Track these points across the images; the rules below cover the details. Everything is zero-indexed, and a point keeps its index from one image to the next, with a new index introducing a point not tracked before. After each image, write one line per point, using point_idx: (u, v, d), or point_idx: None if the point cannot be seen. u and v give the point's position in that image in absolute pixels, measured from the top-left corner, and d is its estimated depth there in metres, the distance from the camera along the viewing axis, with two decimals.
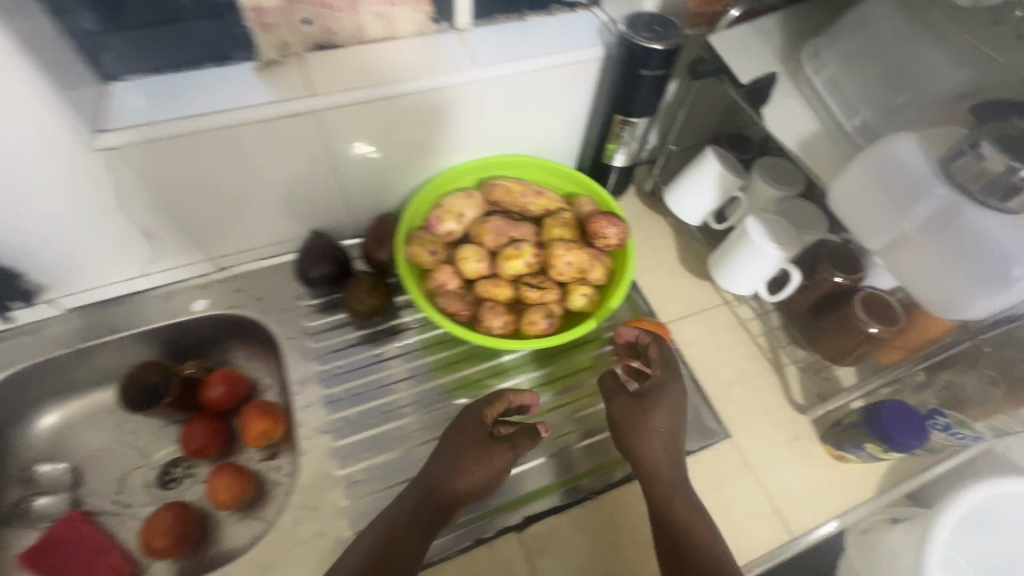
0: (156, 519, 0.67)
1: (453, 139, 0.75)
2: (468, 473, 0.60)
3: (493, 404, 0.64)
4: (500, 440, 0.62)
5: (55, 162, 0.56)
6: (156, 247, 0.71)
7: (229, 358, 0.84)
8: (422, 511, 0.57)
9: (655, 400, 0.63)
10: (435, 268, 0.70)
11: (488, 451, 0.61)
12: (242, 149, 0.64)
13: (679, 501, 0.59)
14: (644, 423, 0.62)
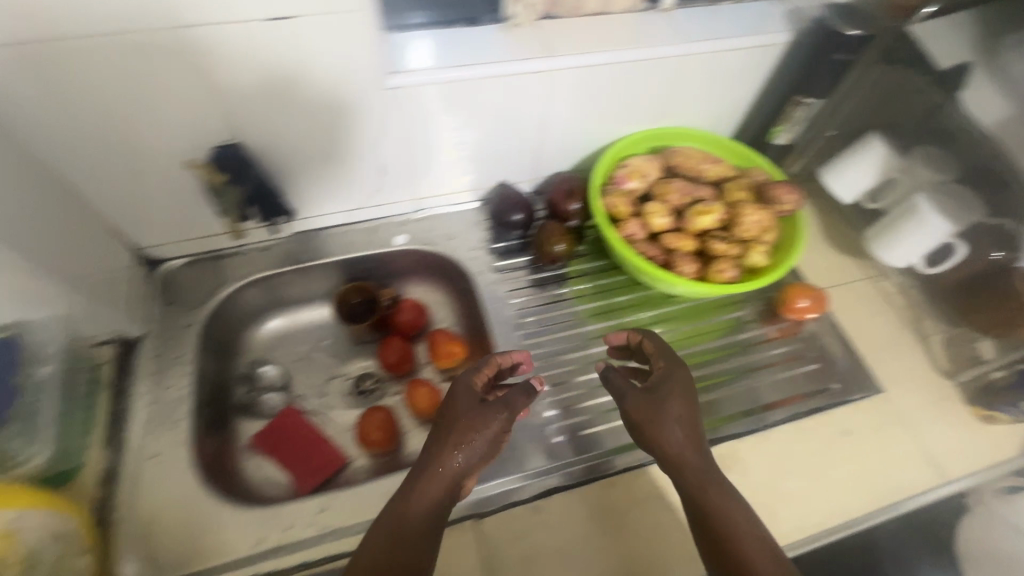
0: (368, 416, 0.78)
1: (642, 108, 0.84)
2: (468, 450, 0.55)
3: (478, 373, 0.63)
4: (488, 406, 0.57)
5: (351, 93, 0.68)
6: (383, 183, 0.82)
7: (410, 292, 0.94)
8: (429, 492, 0.53)
9: (666, 387, 0.60)
10: (626, 218, 0.78)
11: (482, 420, 0.56)
12: (484, 99, 0.74)
13: (721, 497, 0.55)
14: (661, 414, 0.58)
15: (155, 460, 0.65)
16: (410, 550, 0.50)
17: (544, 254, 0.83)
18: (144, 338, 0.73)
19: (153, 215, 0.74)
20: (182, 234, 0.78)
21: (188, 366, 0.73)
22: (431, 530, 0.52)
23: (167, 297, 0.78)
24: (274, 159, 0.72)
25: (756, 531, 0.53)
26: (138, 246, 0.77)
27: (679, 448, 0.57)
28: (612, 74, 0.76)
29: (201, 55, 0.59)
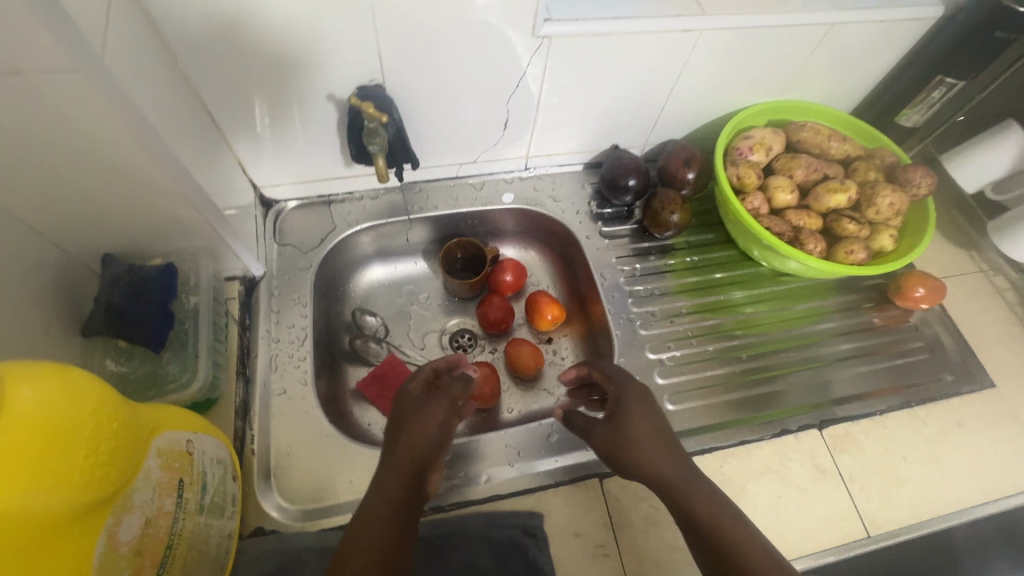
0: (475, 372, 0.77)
1: (772, 78, 0.81)
2: (411, 439, 0.57)
3: (416, 377, 0.65)
4: (434, 400, 0.61)
5: (497, 39, 0.64)
6: (499, 137, 0.80)
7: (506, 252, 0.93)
8: (392, 483, 0.53)
9: (625, 407, 0.59)
10: (750, 190, 0.77)
11: (420, 421, 0.58)
12: (625, 55, 0.70)
13: (701, 494, 0.52)
14: (626, 432, 0.57)
15: (283, 397, 0.66)
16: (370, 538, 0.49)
17: (658, 223, 0.81)
18: (265, 277, 0.73)
19: (277, 153, 0.72)
20: (299, 176, 0.77)
21: (306, 308, 0.73)
22: (383, 515, 0.51)
23: (283, 239, 0.78)
24: (405, 104, 0.70)
25: (733, 518, 0.51)
26: (256, 184, 0.76)
27: (653, 459, 0.56)
28: (759, 38, 0.73)
29: None
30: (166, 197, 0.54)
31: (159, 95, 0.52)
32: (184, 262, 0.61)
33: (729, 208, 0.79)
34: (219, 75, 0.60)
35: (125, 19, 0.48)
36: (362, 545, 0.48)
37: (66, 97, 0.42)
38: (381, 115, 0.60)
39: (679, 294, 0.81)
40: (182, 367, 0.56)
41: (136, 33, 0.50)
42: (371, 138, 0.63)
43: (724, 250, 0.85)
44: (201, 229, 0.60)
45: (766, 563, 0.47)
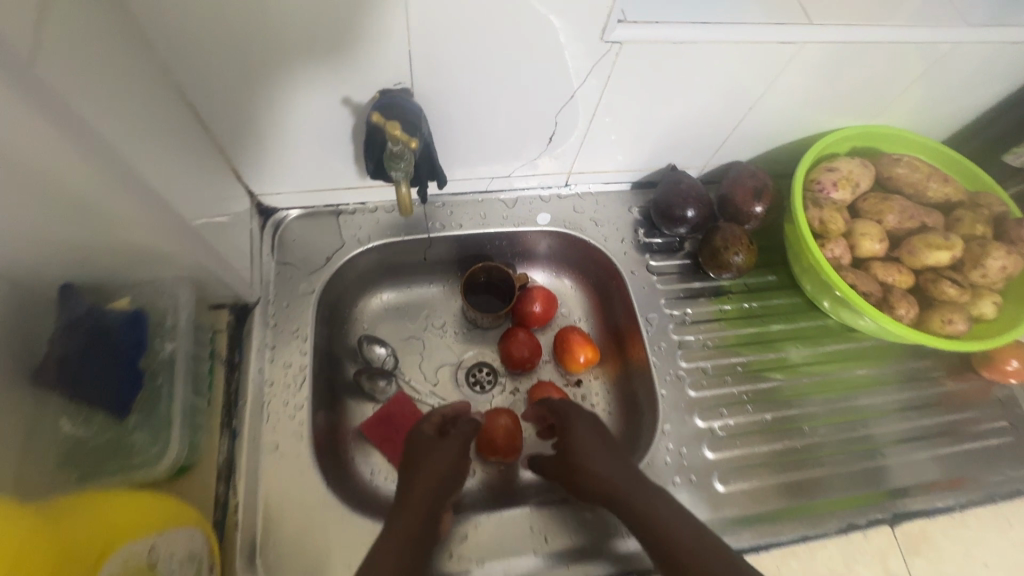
0: (500, 425, 0.66)
1: (868, 100, 0.68)
2: (421, 478, 0.54)
3: (431, 420, 0.60)
4: (446, 440, 0.58)
5: (555, 42, 0.52)
6: (541, 151, 0.68)
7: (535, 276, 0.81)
8: (407, 522, 0.50)
9: (570, 428, 0.58)
10: (833, 237, 0.66)
11: (433, 456, 0.56)
12: (705, 69, 0.58)
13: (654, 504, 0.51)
14: (578, 454, 0.56)
15: (276, 454, 0.57)
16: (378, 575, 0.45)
17: (717, 263, 0.70)
18: (260, 303, 0.63)
19: (279, 159, 0.61)
20: (304, 185, 0.66)
21: (306, 344, 0.62)
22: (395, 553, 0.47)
23: (281, 257, 0.67)
24: (434, 111, 0.58)
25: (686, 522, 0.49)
26: (253, 191, 0.65)
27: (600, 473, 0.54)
28: (868, 56, 0.60)
29: None
30: (136, 227, 0.44)
31: (127, 98, 0.41)
32: (158, 300, 0.51)
33: (803, 253, 0.68)
34: (208, 69, 0.48)
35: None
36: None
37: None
38: (410, 141, 0.49)
39: (734, 347, 0.70)
40: (151, 437, 0.48)
41: (95, 17, 0.38)
42: (394, 164, 0.52)
43: (787, 296, 0.74)
44: (179, 256, 0.49)
45: (725, 566, 0.45)
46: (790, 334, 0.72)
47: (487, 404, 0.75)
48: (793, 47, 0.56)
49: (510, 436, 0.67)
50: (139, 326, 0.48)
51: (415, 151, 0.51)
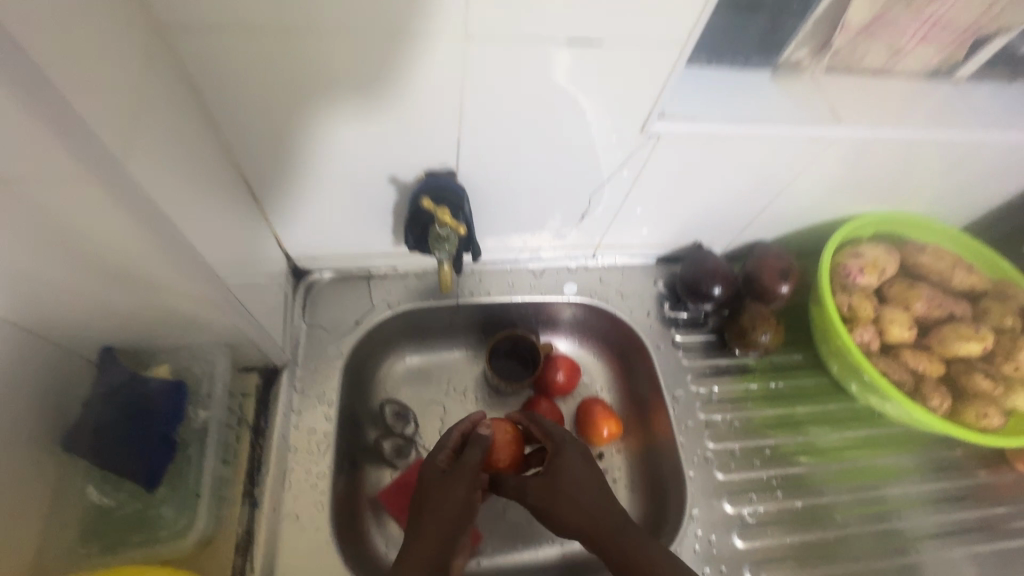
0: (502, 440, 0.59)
1: (893, 189, 0.70)
2: (432, 528, 0.50)
3: (443, 446, 0.57)
4: (457, 471, 0.54)
5: (595, 130, 0.55)
6: (572, 226, 0.70)
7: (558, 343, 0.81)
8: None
9: (558, 470, 0.55)
10: (862, 321, 0.66)
11: (442, 492, 0.52)
12: (737, 158, 0.60)
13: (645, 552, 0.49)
14: (560, 489, 0.54)
15: (295, 527, 0.55)
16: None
17: (744, 341, 0.71)
18: (288, 366, 0.63)
19: (320, 227, 0.63)
20: (340, 251, 0.67)
21: (330, 411, 0.62)
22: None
23: (311, 319, 0.68)
24: (475, 188, 0.60)
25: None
26: (290, 255, 0.66)
27: (590, 512, 0.52)
28: (891, 151, 0.63)
29: (464, 70, 0.46)
30: (183, 297, 0.45)
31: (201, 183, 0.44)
32: (195, 365, 0.52)
33: (832, 337, 0.67)
34: (267, 148, 0.51)
35: (163, 91, 0.39)
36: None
37: (71, 206, 0.34)
38: (458, 225, 0.54)
39: (763, 429, 0.69)
40: (176, 511, 0.47)
41: (176, 109, 0.41)
42: (439, 245, 0.56)
43: (814, 375, 0.74)
44: (221, 323, 0.50)
45: None
46: (818, 416, 0.71)
47: None
48: (821, 142, 0.58)
49: (511, 449, 0.59)
50: (178, 396, 0.48)
51: (460, 236, 0.56)
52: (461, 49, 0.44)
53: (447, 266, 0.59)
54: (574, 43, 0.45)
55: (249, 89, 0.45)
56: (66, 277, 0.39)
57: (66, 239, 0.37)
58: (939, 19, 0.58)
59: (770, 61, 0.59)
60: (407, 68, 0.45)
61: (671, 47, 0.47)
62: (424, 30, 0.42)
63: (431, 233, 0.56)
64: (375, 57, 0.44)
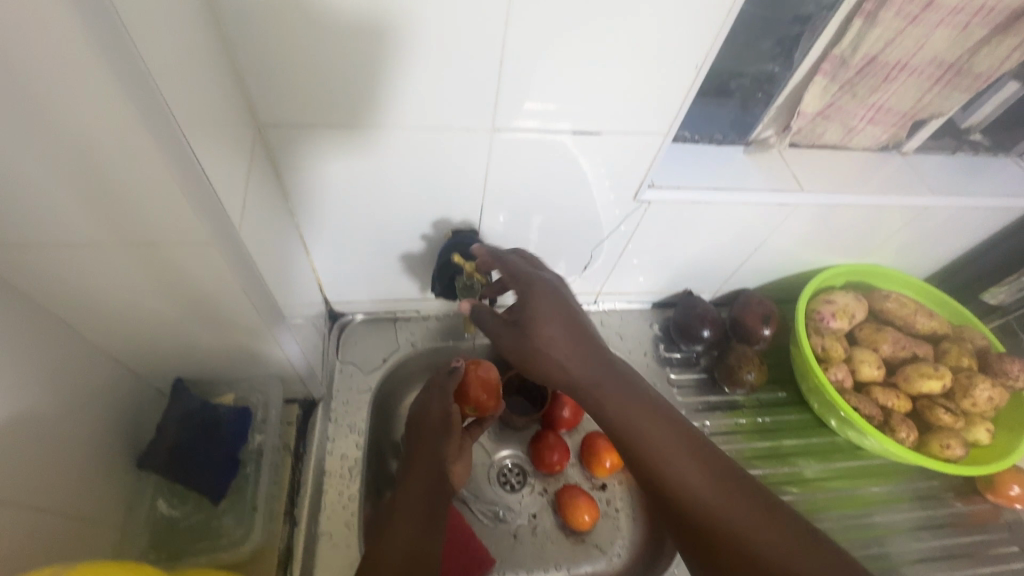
0: (470, 377, 0.72)
1: (859, 244, 0.80)
2: (425, 448, 0.66)
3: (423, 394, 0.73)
4: (429, 409, 0.69)
5: (596, 194, 0.65)
6: (576, 275, 0.79)
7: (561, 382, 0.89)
8: (415, 485, 0.62)
9: (529, 307, 0.56)
10: (835, 361, 0.74)
11: (421, 427, 0.68)
12: (717, 218, 0.70)
13: (631, 402, 0.56)
14: (531, 342, 0.56)
15: (328, 545, 0.61)
16: (401, 518, 0.58)
17: (732, 379, 0.78)
18: (323, 400, 0.70)
19: (356, 276, 0.72)
20: (372, 296, 0.76)
21: (360, 439, 0.69)
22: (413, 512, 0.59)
23: (344, 356, 0.75)
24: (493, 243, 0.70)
25: (671, 426, 0.55)
26: (327, 299, 0.75)
27: (580, 372, 0.56)
28: (851, 212, 0.73)
29: (489, 150, 0.57)
30: (254, 337, 0.53)
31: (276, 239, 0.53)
32: (252, 394, 0.60)
33: (809, 375, 0.75)
34: (320, 210, 0.61)
35: (259, 171, 0.49)
36: (396, 524, 0.58)
37: (190, 262, 0.41)
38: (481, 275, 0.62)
39: (753, 460, 0.76)
40: (236, 522, 0.54)
41: (265, 186, 0.51)
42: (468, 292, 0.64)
43: (797, 411, 0.81)
44: (276, 358, 0.58)
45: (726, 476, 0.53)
46: (803, 449, 0.78)
47: (518, 503, 0.79)
48: (788, 206, 0.69)
49: (482, 383, 0.71)
50: (245, 420, 0.55)
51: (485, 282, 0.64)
52: (488, 137, 0.56)
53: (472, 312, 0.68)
54: (577, 132, 0.57)
55: (318, 167, 0.55)
56: (166, 319, 0.48)
57: (176, 290, 0.44)
58: (881, 106, 0.67)
59: (744, 138, 0.70)
60: (444, 151, 0.56)
61: (654, 139, 0.59)
62: (460, 122, 0.54)
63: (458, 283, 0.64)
64: (419, 142, 0.55)
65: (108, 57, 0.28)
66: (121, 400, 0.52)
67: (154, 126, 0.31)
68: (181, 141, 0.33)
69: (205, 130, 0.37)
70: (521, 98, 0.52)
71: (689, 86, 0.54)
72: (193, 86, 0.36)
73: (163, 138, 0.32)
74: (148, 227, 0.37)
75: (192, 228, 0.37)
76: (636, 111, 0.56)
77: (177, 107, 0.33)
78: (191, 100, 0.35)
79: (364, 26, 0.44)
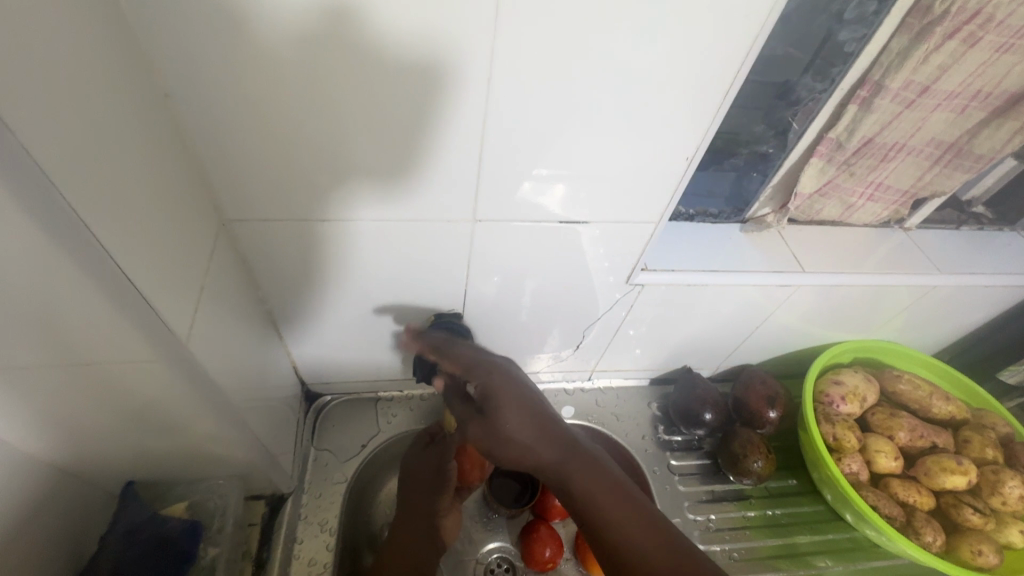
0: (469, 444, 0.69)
1: (867, 320, 0.76)
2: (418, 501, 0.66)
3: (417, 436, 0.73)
4: (427, 451, 0.70)
5: (586, 274, 0.62)
6: (570, 352, 0.75)
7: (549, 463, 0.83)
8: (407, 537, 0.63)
9: (495, 398, 0.54)
10: (849, 452, 0.68)
11: (413, 475, 0.68)
12: (716, 299, 0.67)
13: (582, 471, 0.52)
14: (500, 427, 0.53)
15: None
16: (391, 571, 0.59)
17: (739, 468, 0.72)
18: (293, 493, 0.64)
19: (335, 358, 0.68)
20: (352, 377, 0.72)
21: (331, 540, 0.63)
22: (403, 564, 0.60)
23: (319, 443, 0.70)
24: (480, 322, 0.67)
25: (614, 489, 0.51)
26: (304, 380, 0.71)
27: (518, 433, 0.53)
28: (856, 290, 0.69)
29: (472, 237, 0.55)
30: (207, 440, 0.49)
31: (241, 336, 0.50)
32: (208, 500, 0.56)
33: (820, 466, 0.70)
34: (294, 295, 0.57)
35: (222, 269, 0.47)
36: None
37: (131, 378, 0.39)
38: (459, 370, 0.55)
39: (764, 561, 0.70)
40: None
41: (232, 282, 0.49)
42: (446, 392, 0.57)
43: (811, 503, 0.75)
44: (237, 458, 0.53)
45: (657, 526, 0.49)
46: (817, 546, 0.71)
47: None
48: (789, 287, 0.65)
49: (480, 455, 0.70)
50: (195, 536, 0.52)
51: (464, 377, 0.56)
52: (470, 227, 0.54)
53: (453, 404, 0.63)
54: (564, 221, 0.55)
55: (289, 260, 0.53)
56: (115, 430, 0.45)
57: (120, 404, 0.42)
58: (880, 183, 0.65)
59: (742, 212, 0.68)
60: (425, 240, 0.54)
61: (646, 227, 0.57)
62: (441, 213, 0.52)
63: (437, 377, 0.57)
64: (399, 232, 0.53)
65: (21, 190, 0.27)
66: (65, 516, 0.47)
67: (80, 257, 0.31)
68: (112, 268, 0.33)
69: (148, 249, 0.36)
70: (506, 187, 0.51)
71: (678, 180, 0.52)
72: (139, 211, 0.36)
73: (90, 267, 0.32)
74: (85, 350, 0.36)
75: (133, 347, 0.37)
76: (626, 198, 0.54)
77: (111, 236, 0.32)
78: (129, 222, 0.34)
79: (338, 125, 0.43)
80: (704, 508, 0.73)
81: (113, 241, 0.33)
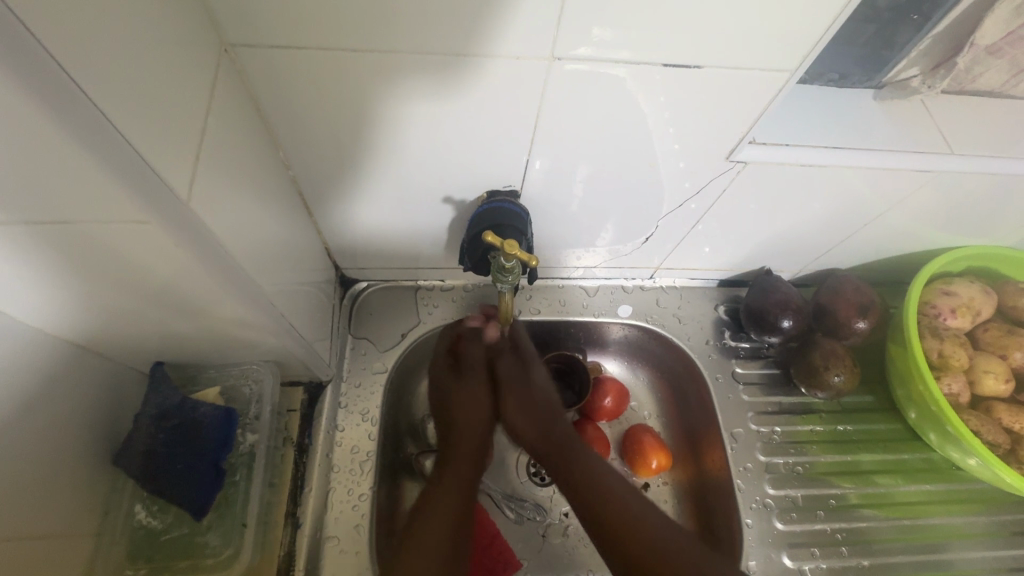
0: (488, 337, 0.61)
1: (1003, 222, 0.63)
2: (465, 423, 0.57)
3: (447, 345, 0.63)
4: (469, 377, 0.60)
5: (672, 153, 0.51)
6: (637, 247, 0.65)
7: (598, 359, 0.75)
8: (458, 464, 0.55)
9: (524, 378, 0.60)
10: (953, 371, 0.62)
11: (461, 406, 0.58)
12: (828, 187, 0.54)
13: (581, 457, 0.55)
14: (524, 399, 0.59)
15: (336, 551, 0.54)
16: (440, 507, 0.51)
17: (814, 382, 0.66)
18: (332, 381, 0.61)
19: (371, 240, 0.60)
20: (388, 261, 0.64)
21: (374, 429, 0.60)
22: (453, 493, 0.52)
23: (357, 331, 0.65)
24: (537, 207, 0.57)
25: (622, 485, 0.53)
26: (338, 263, 0.64)
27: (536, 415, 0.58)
28: (1001, 185, 0.55)
29: (543, 91, 0.43)
30: (235, 324, 0.44)
31: (257, 205, 0.42)
32: (244, 385, 0.53)
33: (913, 384, 0.63)
34: (323, 160, 0.48)
35: (230, 120, 0.38)
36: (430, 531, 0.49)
37: (126, 244, 0.32)
38: (527, 259, 0.47)
39: (827, 476, 0.65)
40: (224, 540, 0.49)
41: (242, 135, 0.40)
42: (503, 277, 0.51)
43: (887, 420, 0.69)
44: (269, 344, 0.49)
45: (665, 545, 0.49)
46: (886, 466, 0.66)
47: (550, 499, 0.68)
48: (926, 175, 0.52)
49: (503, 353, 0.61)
50: (229, 424, 0.49)
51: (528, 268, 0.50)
52: (544, 70, 0.41)
53: (507, 296, 0.55)
54: (669, 66, 0.42)
55: (317, 114, 0.44)
56: (130, 309, 0.39)
57: (124, 279, 0.35)
58: None
59: (873, 79, 0.54)
60: (483, 87, 0.42)
61: (775, 79, 0.43)
62: (504, 48, 0.39)
63: (497, 264, 0.50)
64: (448, 71, 0.41)
65: None
66: (94, 395, 0.44)
67: (11, 59, 0.22)
68: (61, 76, 0.23)
69: (126, 69, 0.27)
70: (596, 15, 0.37)
71: (847, 3, 0.37)
72: (98, 1, 0.25)
73: (32, 79, 0.23)
74: (60, 205, 0.28)
75: (126, 208, 0.29)
76: (755, 35, 0.40)
77: (59, 33, 0.23)
78: (90, 21, 0.25)
79: None
80: (771, 422, 0.67)
81: (69, 47, 0.23)
